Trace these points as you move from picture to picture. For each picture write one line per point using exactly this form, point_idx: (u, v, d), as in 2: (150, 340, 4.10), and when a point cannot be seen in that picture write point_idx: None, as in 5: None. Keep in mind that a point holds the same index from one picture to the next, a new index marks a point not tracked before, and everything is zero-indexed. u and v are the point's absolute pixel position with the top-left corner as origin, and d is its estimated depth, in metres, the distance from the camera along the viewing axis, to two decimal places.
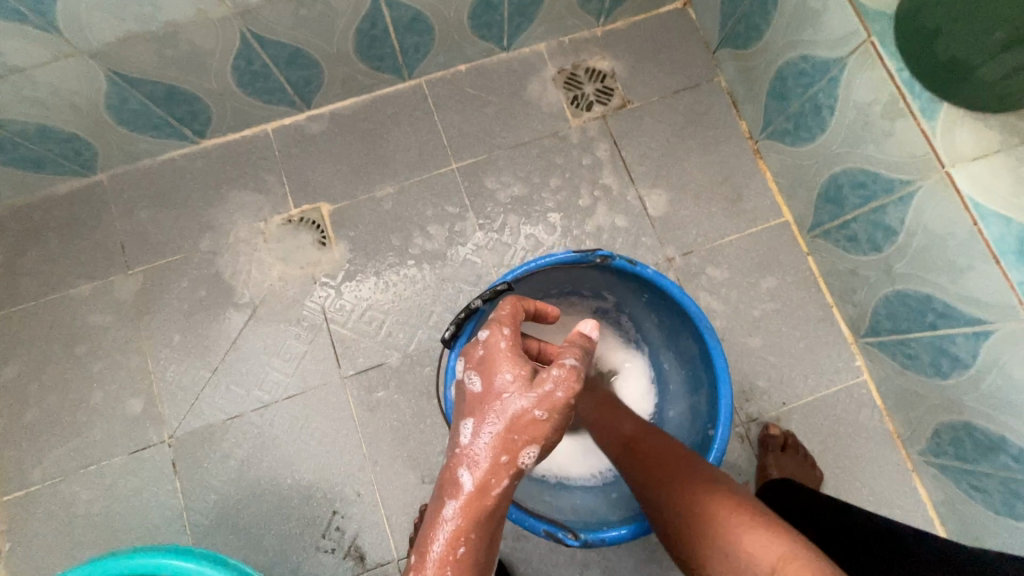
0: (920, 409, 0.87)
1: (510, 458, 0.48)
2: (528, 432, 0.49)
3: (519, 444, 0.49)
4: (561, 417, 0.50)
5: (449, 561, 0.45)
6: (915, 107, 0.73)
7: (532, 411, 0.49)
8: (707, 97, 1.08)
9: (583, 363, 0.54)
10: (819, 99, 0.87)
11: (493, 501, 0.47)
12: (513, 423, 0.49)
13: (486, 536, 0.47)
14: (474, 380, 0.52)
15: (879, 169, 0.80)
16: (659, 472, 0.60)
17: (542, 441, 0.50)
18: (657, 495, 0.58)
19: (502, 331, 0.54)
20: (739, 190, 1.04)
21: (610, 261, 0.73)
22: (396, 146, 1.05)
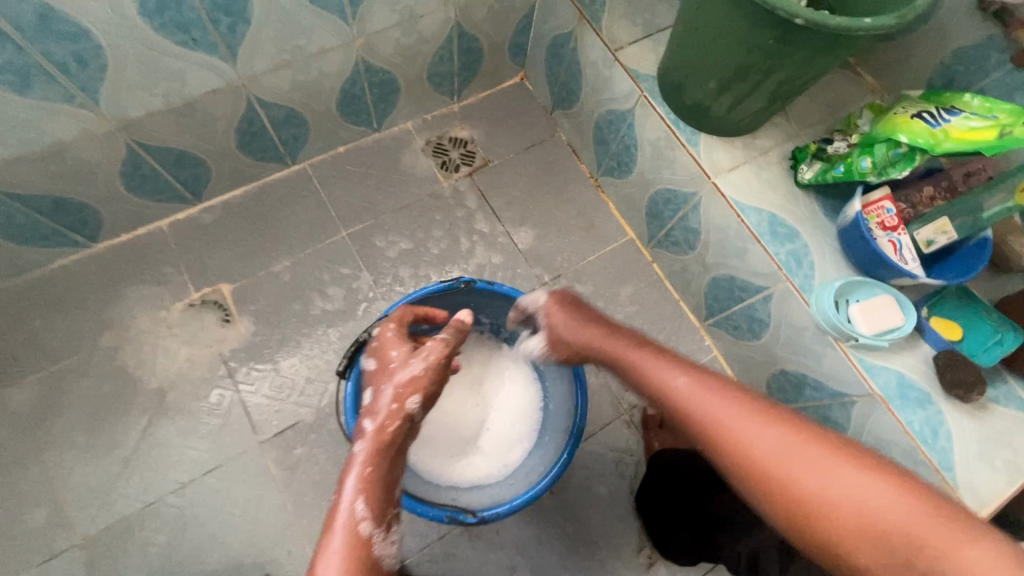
0: (754, 368, 1.08)
1: (399, 405, 0.66)
2: (412, 385, 0.68)
3: (405, 392, 0.68)
4: (436, 372, 0.71)
5: (359, 477, 0.59)
6: (684, 138, 0.98)
7: (413, 369, 0.70)
8: (552, 149, 1.31)
9: (452, 337, 0.74)
10: (626, 141, 1.11)
11: (390, 435, 0.64)
12: (400, 380, 0.69)
13: (388, 462, 0.63)
14: (373, 363, 0.74)
15: (676, 187, 1.04)
16: (749, 424, 0.52)
17: (423, 391, 0.69)
18: (746, 450, 0.51)
19: (390, 328, 0.77)
20: (590, 219, 1.25)
21: (473, 285, 0.88)
22: (288, 223, 1.17)
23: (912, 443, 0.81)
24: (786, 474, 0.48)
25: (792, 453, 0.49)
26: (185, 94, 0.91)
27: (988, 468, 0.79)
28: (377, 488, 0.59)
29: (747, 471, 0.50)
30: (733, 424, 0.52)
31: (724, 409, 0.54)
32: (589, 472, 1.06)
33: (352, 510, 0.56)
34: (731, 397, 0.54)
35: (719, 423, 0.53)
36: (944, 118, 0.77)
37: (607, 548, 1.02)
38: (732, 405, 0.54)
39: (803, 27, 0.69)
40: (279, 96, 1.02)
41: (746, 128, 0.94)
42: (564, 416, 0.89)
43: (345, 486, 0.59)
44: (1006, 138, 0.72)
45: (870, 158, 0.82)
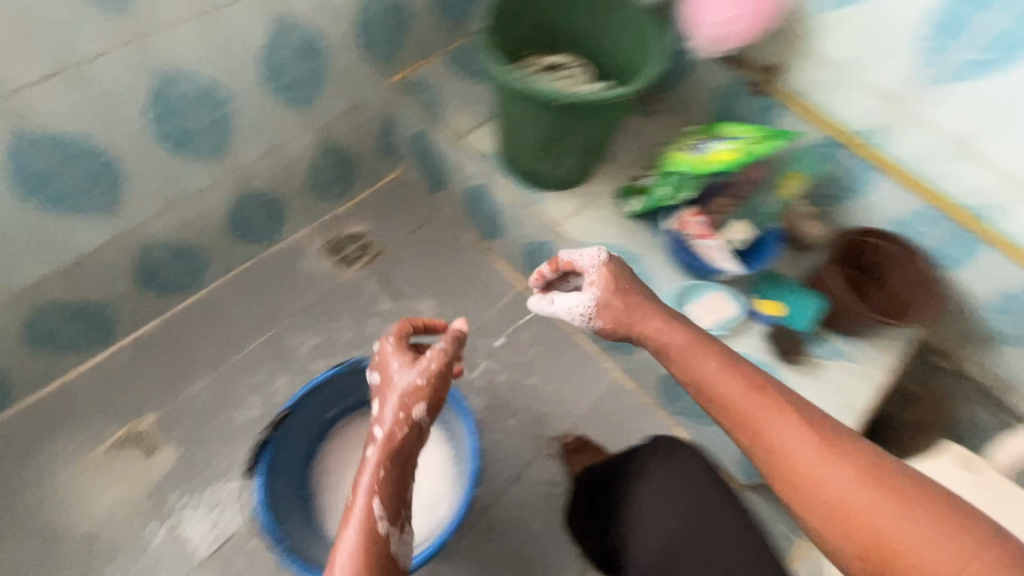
0: (648, 378, 1.21)
1: (404, 414, 0.73)
2: (415, 394, 0.74)
3: (407, 403, 0.73)
4: (439, 380, 0.76)
5: (373, 479, 0.69)
6: (532, 198, 1.16)
7: (415, 380, 0.75)
8: (439, 226, 1.46)
9: (453, 346, 0.77)
10: (491, 208, 1.28)
11: (398, 442, 0.71)
12: (403, 391, 0.74)
13: (399, 468, 0.72)
14: (375, 376, 0.79)
15: (538, 239, 1.20)
16: (822, 466, 0.63)
17: (427, 399, 0.75)
18: (820, 489, 0.62)
19: (388, 339, 0.81)
20: (483, 280, 1.39)
21: (358, 365, 0.99)
22: (199, 345, 1.23)
23: None
24: (832, 490, 0.61)
25: (836, 469, 0.62)
26: (74, 252, 1.00)
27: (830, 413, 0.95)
28: (392, 489, 0.70)
29: (793, 477, 0.64)
30: (788, 437, 0.65)
31: (782, 427, 0.66)
32: (522, 510, 1.13)
33: (367, 505, 0.67)
34: (787, 414, 0.67)
35: (793, 459, 0.64)
36: (705, 147, 0.96)
37: None
38: (786, 422, 0.66)
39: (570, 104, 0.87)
40: (168, 235, 1.13)
41: (577, 180, 1.13)
42: (463, 463, 0.98)
43: (362, 485, 0.69)
44: (748, 152, 0.92)
45: (663, 188, 1.01)
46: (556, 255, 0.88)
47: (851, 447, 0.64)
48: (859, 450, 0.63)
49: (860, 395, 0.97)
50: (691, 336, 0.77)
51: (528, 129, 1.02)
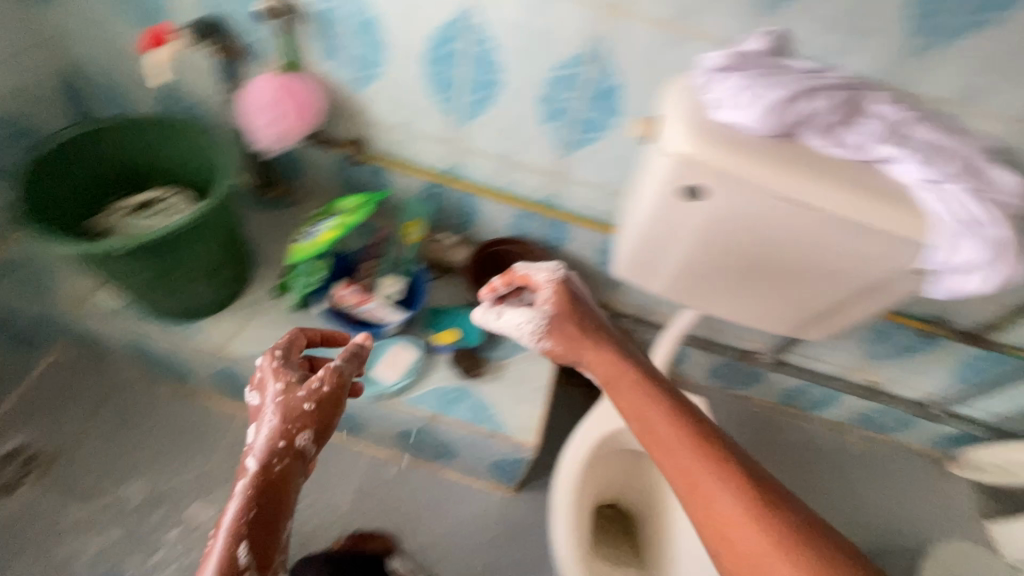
0: (392, 444, 1.22)
1: (285, 442, 0.70)
2: (298, 420, 0.71)
3: (293, 430, 0.71)
4: (330, 405, 0.74)
5: (240, 516, 0.66)
6: (185, 334, 1.09)
7: (301, 403, 0.72)
8: (124, 393, 1.29)
9: (351, 366, 0.78)
10: (161, 358, 1.18)
11: (274, 474, 0.69)
12: (284, 415, 0.71)
13: (276, 499, 0.69)
14: (252, 399, 0.75)
15: (219, 370, 1.15)
16: (749, 528, 0.55)
17: (312, 426, 0.72)
18: (743, 552, 0.54)
19: (274, 353, 0.77)
20: (198, 427, 1.27)
21: None
22: None
23: (471, 428, 1.04)
24: (755, 555, 0.53)
25: (767, 542, 0.54)
26: None
27: (523, 404, 1.07)
28: (253, 534, 0.66)
29: (721, 540, 0.56)
30: (715, 496, 0.58)
31: (712, 484, 0.58)
32: None
33: (229, 550, 0.64)
34: (715, 470, 0.59)
35: (717, 514, 0.57)
36: (314, 231, 1.00)
37: None
38: (711, 478, 0.58)
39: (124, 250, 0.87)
40: None
41: (226, 299, 1.12)
42: None
43: (226, 525, 0.65)
44: (343, 224, 0.99)
45: (299, 279, 1.05)
46: (511, 268, 0.79)
47: (780, 511, 0.56)
48: (792, 517, 0.55)
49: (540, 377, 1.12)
50: (626, 367, 0.71)
51: (130, 280, 0.95)
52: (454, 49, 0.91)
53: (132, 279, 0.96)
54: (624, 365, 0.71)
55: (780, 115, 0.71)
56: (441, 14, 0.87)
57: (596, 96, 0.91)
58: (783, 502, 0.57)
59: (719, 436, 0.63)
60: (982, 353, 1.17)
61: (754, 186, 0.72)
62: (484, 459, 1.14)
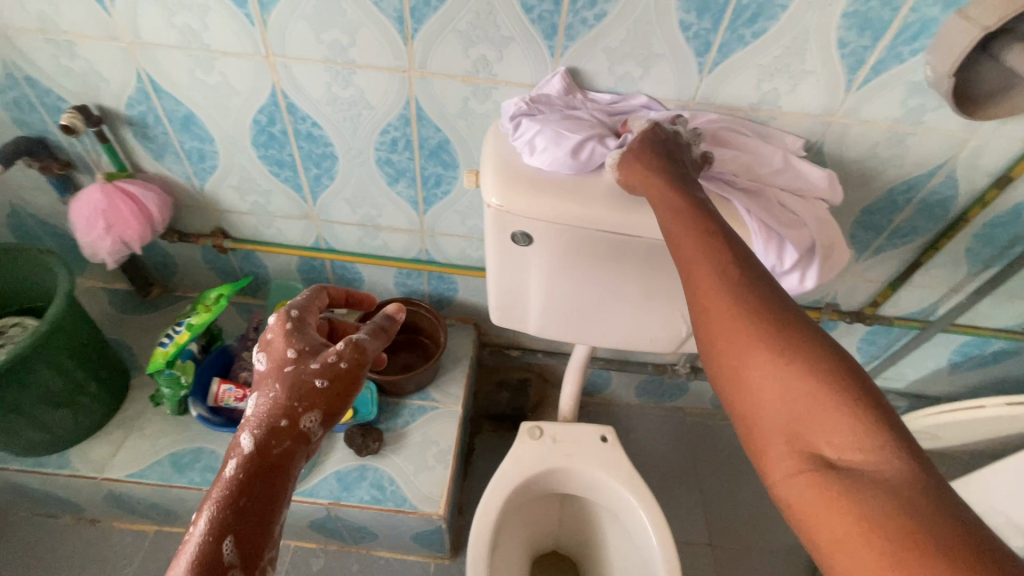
0: (311, 534, 1.16)
1: (289, 424, 0.56)
2: (308, 397, 0.57)
3: (296, 410, 0.56)
4: (349, 383, 0.59)
5: (226, 509, 0.51)
6: (56, 465, 1.02)
7: (313, 374, 0.57)
8: (19, 537, 1.21)
9: (377, 342, 0.62)
10: (45, 492, 1.10)
11: (274, 461, 0.55)
12: (296, 390, 0.57)
13: (269, 496, 0.54)
14: (261, 361, 0.59)
15: (106, 494, 1.08)
16: (736, 323, 0.44)
17: (323, 407, 0.58)
18: (727, 346, 0.44)
19: (289, 314, 0.61)
20: (103, 556, 1.19)
21: None
22: None
23: (373, 508, 0.99)
24: (739, 350, 0.44)
25: (754, 340, 0.43)
26: None
27: (427, 470, 1.03)
28: (240, 530, 0.51)
29: (707, 332, 0.46)
30: (712, 295, 0.46)
31: (713, 277, 0.46)
32: None
33: (208, 542, 0.49)
34: (724, 268, 0.46)
35: (706, 309, 0.46)
36: (173, 334, 1.00)
37: None
38: (716, 273, 0.46)
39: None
40: None
41: (103, 419, 1.06)
42: None
43: (209, 511, 0.51)
44: (198, 320, 1.00)
45: (166, 388, 1.01)
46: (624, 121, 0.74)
47: (794, 320, 0.44)
48: (808, 328, 0.43)
49: (445, 436, 1.08)
50: (674, 181, 0.57)
51: None
52: (278, 131, 0.90)
53: None
54: (673, 180, 0.57)
55: (579, 159, 0.71)
56: (252, 101, 0.86)
57: (429, 153, 0.91)
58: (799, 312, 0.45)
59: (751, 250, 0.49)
60: (876, 328, 1.18)
61: (572, 225, 0.73)
62: (402, 534, 1.08)
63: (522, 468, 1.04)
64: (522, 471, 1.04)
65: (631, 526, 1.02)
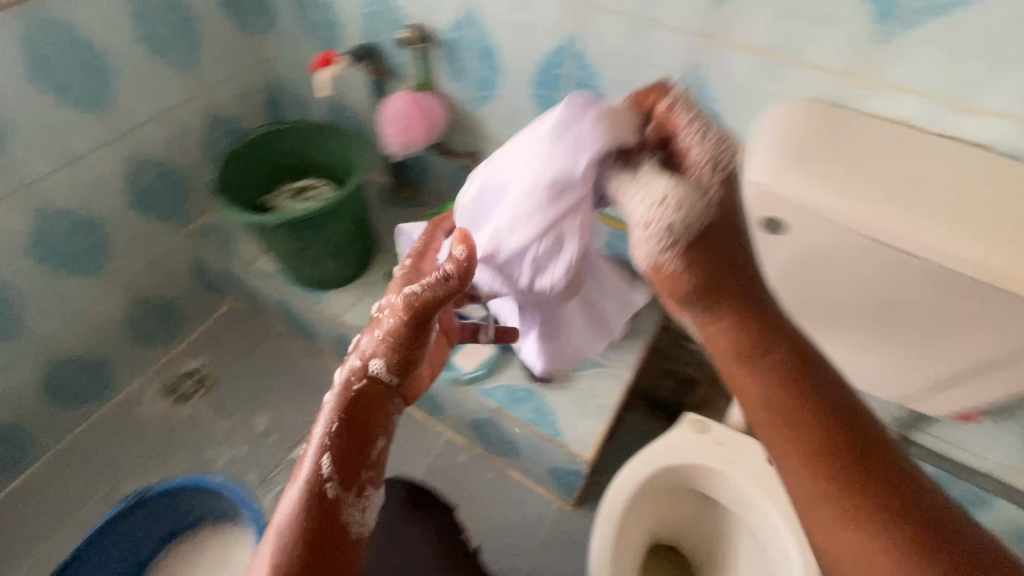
0: (466, 429, 1.32)
1: (360, 370, 0.59)
2: (378, 339, 0.60)
3: (365, 360, 0.60)
4: (405, 334, 0.58)
5: (320, 435, 0.57)
6: (315, 299, 1.33)
7: (379, 326, 0.60)
8: (272, 342, 1.59)
9: (428, 291, 0.57)
10: (299, 316, 1.43)
11: (354, 394, 0.59)
12: (370, 333, 0.60)
13: (356, 422, 0.58)
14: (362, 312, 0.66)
15: (337, 334, 1.36)
16: (831, 508, 0.44)
17: (390, 348, 0.59)
18: (820, 526, 0.45)
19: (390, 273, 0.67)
20: (318, 381, 1.52)
21: (148, 494, 0.99)
22: (33, 518, 1.28)
23: (531, 429, 1.08)
24: (833, 536, 0.44)
25: (852, 529, 0.43)
26: None
27: (585, 418, 1.08)
28: (335, 453, 0.56)
29: (803, 507, 0.46)
30: (857, 514, 0.43)
31: (804, 463, 0.44)
32: None
33: (312, 467, 0.55)
34: (811, 451, 0.44)
35: (797, 485, 0.45)
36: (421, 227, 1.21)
37: None
38: (803, 458, 0.44)
39: (282, 221, 1.10)
40: None
41: (352, 276, 1.33)
42: None
43: (312, 440, 0.57)
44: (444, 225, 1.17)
45: None
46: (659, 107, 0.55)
47: (892, 502, 0.43)
48: (907, 508, 0.43)
49: (609, 394, 1.12)
50: (743, 292, 0.47)
51: (281, 249, 1.20)
52: (559, 75, 0.99)
53: (282, 249, 1.20)
54: (743, 292, 0.47)
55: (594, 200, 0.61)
56: (547, 42, 0.95)
57: None
58: (914, 497, 0.44)
59: (831, 409, 0.45)
60: None
61: (845, 227, 0.67)
62: (543, 464, 1.17)
63: (681, 457, 1.04)
64: (679, 460, 1.04)
65: (775, 562, 0.95)
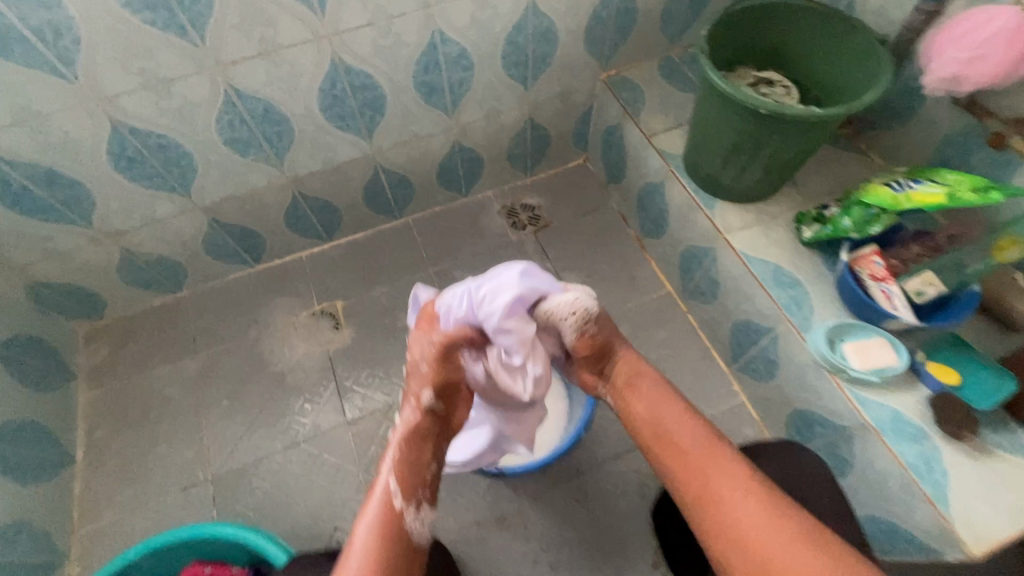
0: (775, 411, 1.19)
1: (415, 401, 0.81)
2: (423, 380, 0.82)
3: (417, 392, 0.82)
4: (438, 364, 0.82)
5: (391, 457, 0.76)
6: (702, 202, 1.19)
7: (419, 367, 0.83)
8: (604, 216, 1.58)
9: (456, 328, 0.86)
10: (661, 207, 1.34)
11: (410, 424, 0.79)
12: (416, 379, 0.83)
13: (415, 446, 0.78)
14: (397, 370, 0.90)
15: (697, 245, 1.24)
16: (700, 457, 0.77)
17: (431, 384, 0.82)
18: (694, 472, 0.76)
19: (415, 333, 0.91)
20: (633, 273, 1.48)
21: None
22: (392, 260, 1.53)
23: (906, 473, 0.88)
24: (709, 478, 0.75)
25: (727, 471, 0.74)
26: (336, 161, 1.31)
27: (993, 509, 0.83)
28: (403, 464, 0.76)
29: (683, 462, 0.78)
30: (718, 463, 0.75)
31: (683, 424, 0.81)
32: (613, 486, 1.19)
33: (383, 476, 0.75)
34: (692, 425, 0.81)
35: (681, 443, 0.79)
36: (908, 185, 0.91)
37: (625, 561, 1.12)
38: (688, 425, 0.81)
39: (770, 114, 0.92)
40: (397, 166, 1.40)
41: (753, 197, 1.14)
42: None
43: (387, 458, 0.76)
44: (956, 199, 0.84)
45: (849, 221, 0.98)
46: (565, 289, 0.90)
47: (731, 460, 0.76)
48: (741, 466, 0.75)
49: None
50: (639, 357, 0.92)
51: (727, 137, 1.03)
52: None
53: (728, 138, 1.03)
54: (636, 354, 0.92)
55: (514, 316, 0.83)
56: None
57: None
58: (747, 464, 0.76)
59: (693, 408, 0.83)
60: None
61: None
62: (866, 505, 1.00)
63: None
64: None
65: None
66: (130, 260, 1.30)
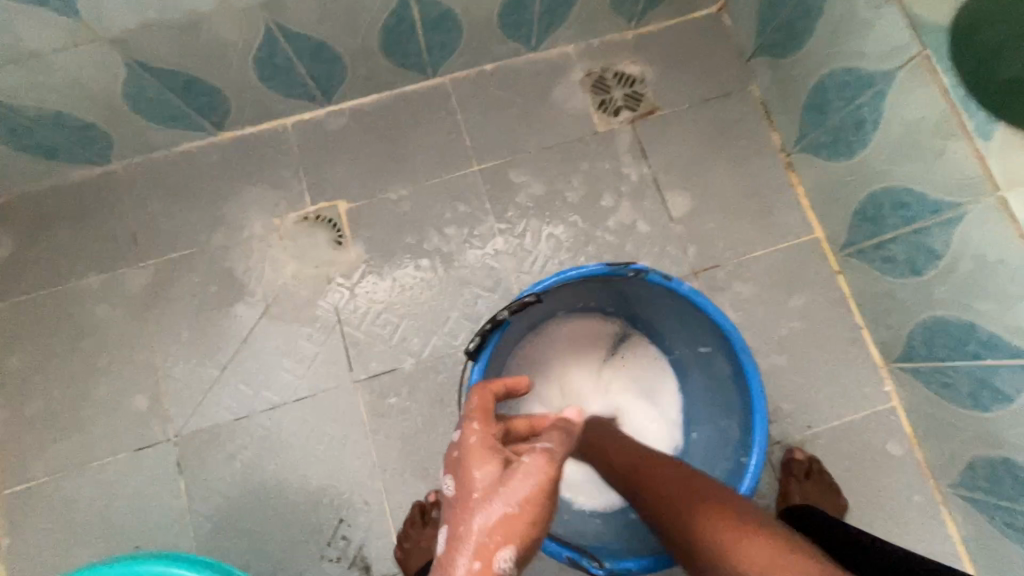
0: (954, 439, 0.86)
1: (484, 566, 0.40)
2: (500, 531, 0.41)
3: (491, 551, 0.41)
4: (543, 508, 0.43)
5: None
6: (970, 125, 0.70)
7: (507, 503, 0.42)
8: (739, 106, 1.05)
9: (567, 444, 0.47)
10: (862, 113, 0.84)
11: None
12: (486, 527, 0.41)
13: None
14: (447, 483, 0.46)
15: (923, 190, 0.77)
16: None
17: (517, 541, 0.41)
18: None
19: (472, 423, 0.48)
20: (769, 204, 1.01)
21: (643, 275, 0.73)
22: (419, 145, 1.03)
23: None
24: None
25: None
26: None
27: None
28: None
29: None
30: None
31: None
32: None
33: None
34: None
35: None
36: None
37: None
38: None
39: None
40: None
41: None
42: (721, 463, 0.76)
43: None
44: None
45: None
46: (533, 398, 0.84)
47: None
48: None
49: None
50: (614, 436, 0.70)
51: None
52: None
53: None
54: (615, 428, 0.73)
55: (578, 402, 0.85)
56: None
57: None
58: None
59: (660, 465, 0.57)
60: None
61: None
62: None
63: None
64: None
65: None
66: (5, 114, 0.82)
